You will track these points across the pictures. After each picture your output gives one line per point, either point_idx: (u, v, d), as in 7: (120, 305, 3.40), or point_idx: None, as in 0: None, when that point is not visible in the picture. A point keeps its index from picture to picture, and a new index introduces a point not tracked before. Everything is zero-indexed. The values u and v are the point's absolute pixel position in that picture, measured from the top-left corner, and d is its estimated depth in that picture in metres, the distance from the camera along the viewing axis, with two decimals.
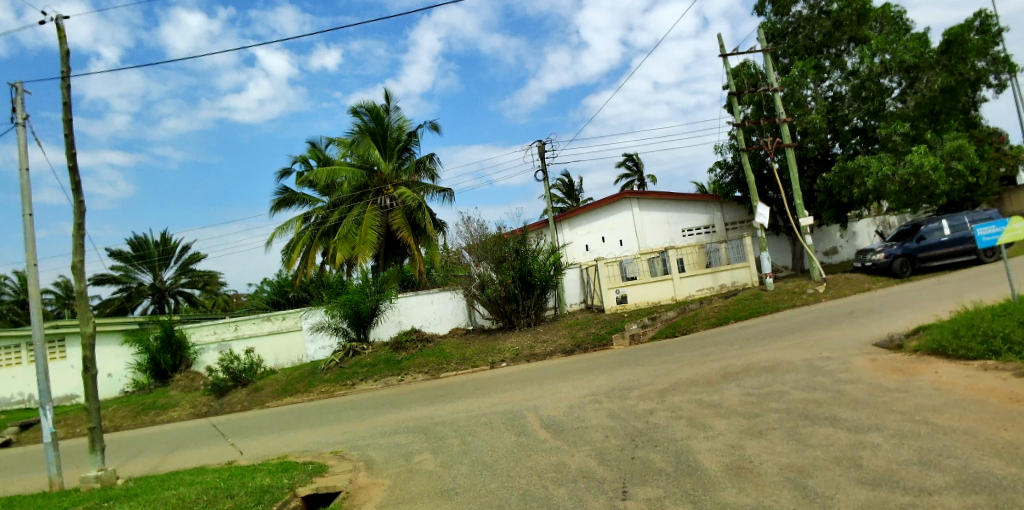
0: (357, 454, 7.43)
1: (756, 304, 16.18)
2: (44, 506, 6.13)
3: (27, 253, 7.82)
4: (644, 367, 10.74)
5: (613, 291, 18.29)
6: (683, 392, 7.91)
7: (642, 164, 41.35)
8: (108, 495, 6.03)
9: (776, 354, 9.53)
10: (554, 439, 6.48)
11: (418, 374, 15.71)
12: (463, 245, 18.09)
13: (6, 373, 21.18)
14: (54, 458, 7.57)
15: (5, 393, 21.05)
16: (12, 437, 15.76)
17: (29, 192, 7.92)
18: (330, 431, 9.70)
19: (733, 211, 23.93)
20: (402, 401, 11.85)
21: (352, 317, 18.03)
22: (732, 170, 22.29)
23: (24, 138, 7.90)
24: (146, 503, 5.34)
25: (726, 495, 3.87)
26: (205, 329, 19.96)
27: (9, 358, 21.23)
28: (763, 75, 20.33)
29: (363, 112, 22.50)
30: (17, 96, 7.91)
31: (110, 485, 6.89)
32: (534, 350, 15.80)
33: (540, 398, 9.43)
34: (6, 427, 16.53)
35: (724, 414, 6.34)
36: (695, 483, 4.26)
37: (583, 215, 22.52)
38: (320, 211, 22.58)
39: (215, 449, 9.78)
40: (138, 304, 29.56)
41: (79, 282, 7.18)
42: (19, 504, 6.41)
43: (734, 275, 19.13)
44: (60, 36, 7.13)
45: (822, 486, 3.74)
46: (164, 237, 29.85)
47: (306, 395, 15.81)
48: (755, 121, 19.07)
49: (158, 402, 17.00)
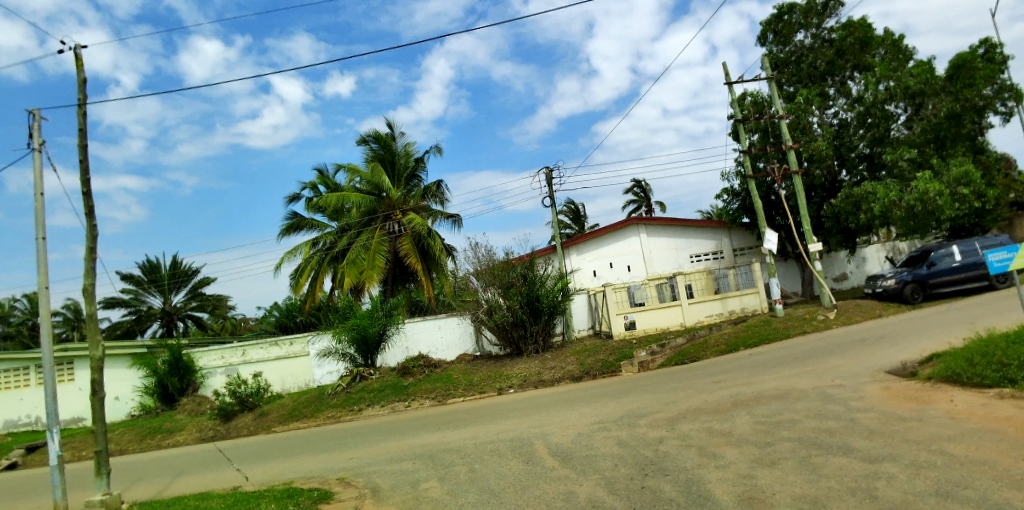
0: (363, 481, 7.40)
1: (765, 330, 16.00)
2: None
3: (39, 276, 7.92)
4: (652, 395, 10.63)
5: (621, 317, 18.27)
6: (693, 420, 7.82)
7: (649, 190, 41.48)
8: None
9: (787, 382, 9.43)
10: (562, 467, 6.42)
11: (425, 400, 15.60)
12: (470, 270, 18.18)
13: (14, 395, 21.27)
14: (59, 481, 7.50)
15: (12, 415, 21.13)
16: (18, 460, 15.77)
17: (43, 214, 8.06)
18: (335, 458, 9.62)
19: (742, 237, 23.86)
20: (408, 427, 11.80)
21: (361, 341, 17.97)
22: (740, 197, 22.25)
23: (40, 164, 8.10)
24: None
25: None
26: (213, 353, 20.04)
27: (18, 381, 21.37)
28: (767, 103, 20.47)
29: (371, 140, 23.09)
30: (34, 122, 8.11)
31: None
32: (542, 376, 15.66)
33: (548, 425, 9.34)
34: (13, 450, 16.59)
35: (735, 442, 6.25)
36: None
37: (591, 242, 22.62)
38: (329, 236, 22.78)
39: (220, 474, 9.73)
40: (147, 327, 29.82)
41: (90, 305, 7.24)
42: None
43: (743, 301, 18.96)
44: (79, 65, 7.32)
45: None
46: (175, 261, 30.22)
47: (313, 420, 15.74)
48: (762, 148, 18.82)
49: (164, 426, 16.98)
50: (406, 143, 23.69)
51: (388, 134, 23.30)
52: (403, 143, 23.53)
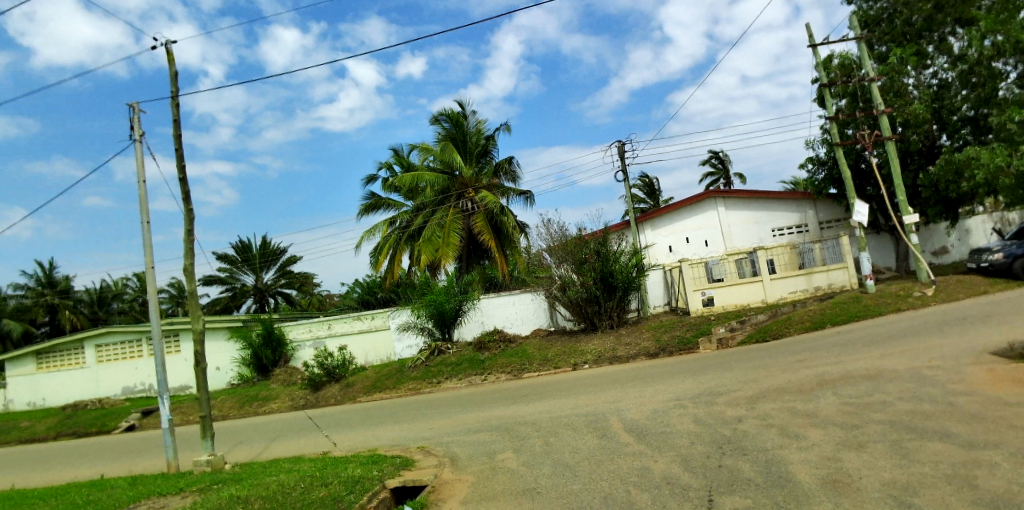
0: (442, 450, 7.94)
1: (855, 307, 15.11)
2: (168, 483, 7.16)
3: (145, 257, 9.00)
4: (731, 373, 10.46)
5: (699, 293, 17.89)
6: (774, 400, 7.68)
7: (728, 161, 39.64)
8: (217, 479, 6.94)
9: (878, 361, 8.97)
10: (637, 443, 6.58)
11: (501, 374, 16.18)
12: (543, 246, 18.38)
13: (130, 365, 24.23)
14: (171, 443, 8.63)
15: (130, 382, 24.06)
16: (136, 422, 18.24)
17: (146, 200, 9.10)
18: (415, 428, 10.31)
19: (828, 209, 22.41)
20: (480, 400, 12.36)
21: (438, 316, 18.80)
22: (826, 166, 20.84)
23: (140, 153, 9.13)
24: (251, 488, 5.90)
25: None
26: (301, 327, 21.71)
27: (133, 351, 24.25)
28: (856, 66, 18.87)
29: (444, 119, 23.67)
30: (134, 115, 9.13)
31: (219, 469, 7.81)
32: (617, 352, 15.77)
33: (623, 401, 9.48)
34: (131, 413, 19.06)
35: (820, 424, 6.12)
36: (788, 495, 4.19)
37: (667, 216, 22.14)
38: (405, 215, 23.62)
39: (311, 440, 10.71)
40: (242, 303, 32.64)
41: (190, 283, 8.17)
42: (147, 482, 7.49)
43: (831, 276, 17.93)
44: (169, 59, 8.17)
45: (929, 506, 3.57)
46: (264, 241, 32.70)
47: (395, 391, 16.79)
48: (849, 114, 17.43)
49: (260, 395, 18.72)
50: (477, 121, 24.07)
51: (460, 113, 23.77)
52: (475, 121, 23.91)
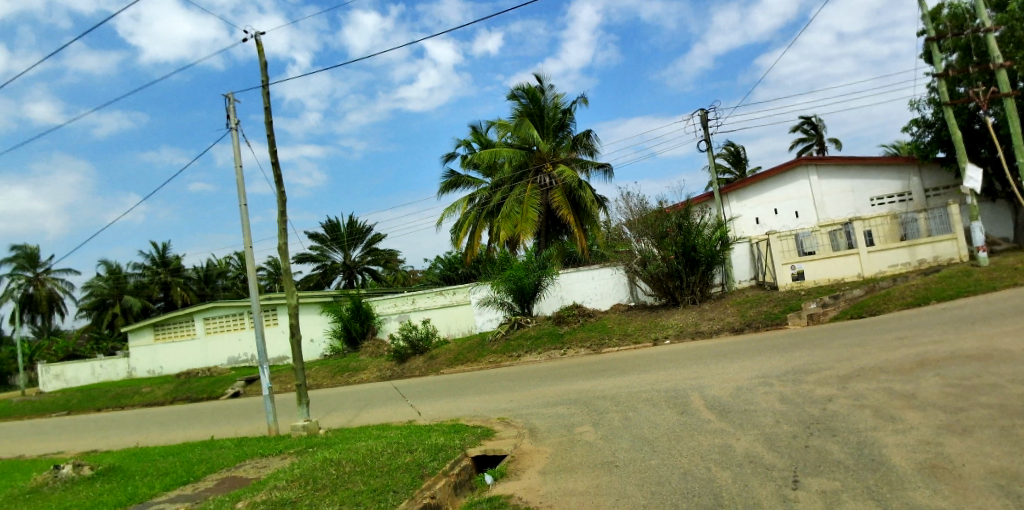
0: (522, 422, 8.34)
1: (966, 281, 13.83)
2: (273, 445, 8.09)
3: (244, 237, 9.98)
4: (822, 351, 10.03)
5: (788, 267, 17.03)
6: (869, 379, 7.35)
7: (823, 125, 36.78)
8: (311, 443, 7.76)
9: (991, 340, 8.28)
10: (719, 421, 6.59)
11: (580, 348, 16.43)
12: (623, 221, 18.27)
13: (235, 336, 27.04)
14: (271, 408, 9.67)
15: (235, 352, 26.89)
16: (241, 389, 20.45)
17: (243, 184, 10.06)
18: (495, 399, 10.82)
19: (934, 176, 20.60)
20: (557, 375, 12.70)
21: (517, 291, 19.25)
22: (933, 128, 18.83)
23: (236, 140, 10.06)
24: (343, 452, 6.58)
25: (916, 495, 3.72)
26: (387, 302, 23.05)
27: (235, 324, 27.02)
28: (971, 14, 16.83)
29: (521, 94, 23.63)
30: (230, 105, 10.06)
31: (313, 433, 8.69)
32: (700, 327, 15.53)
33: (704, 378, 9.42)
34: (236, 381, 21.39)
35: (920, 406, 5.84)
36: (880, 479, 4.13)
37: (753, 186, 21.24)
38: (484, 192, 24.22)
39: (398, 409, 11.55)
40: (332, 279, 34.93)
41: (285, 261, 9.00)
42: (254, 443, 8.52)
43: (937, 248, 16.59)
44: (259, 53, 8.90)
45: None
46: (351, 221, 34.65)
47: (477, 363, 17.54)
48: (960, 70, 15.66)
49: (350, 366, 20.20)
50: (554, 96, 23.86)
51: (537, 87, 23.69)
52: (552, 95, 23.75)
